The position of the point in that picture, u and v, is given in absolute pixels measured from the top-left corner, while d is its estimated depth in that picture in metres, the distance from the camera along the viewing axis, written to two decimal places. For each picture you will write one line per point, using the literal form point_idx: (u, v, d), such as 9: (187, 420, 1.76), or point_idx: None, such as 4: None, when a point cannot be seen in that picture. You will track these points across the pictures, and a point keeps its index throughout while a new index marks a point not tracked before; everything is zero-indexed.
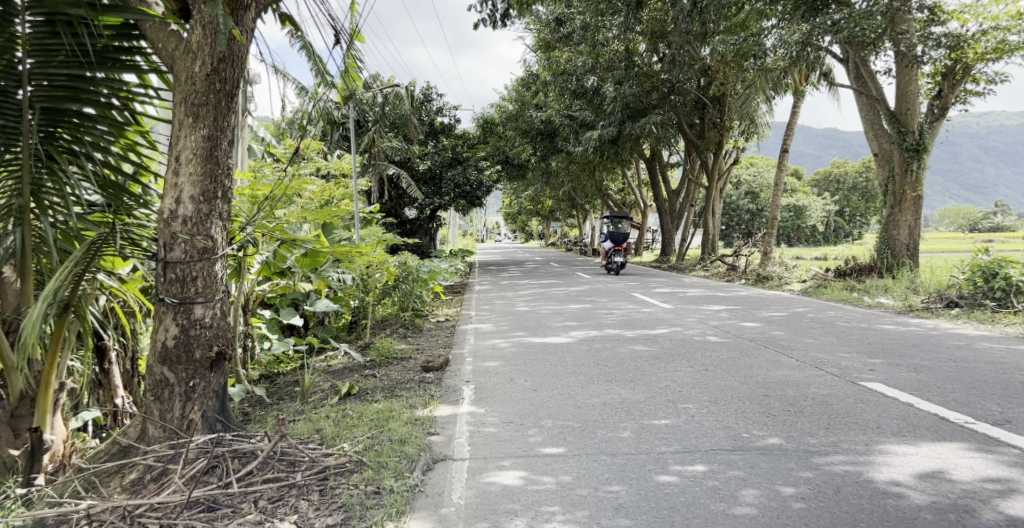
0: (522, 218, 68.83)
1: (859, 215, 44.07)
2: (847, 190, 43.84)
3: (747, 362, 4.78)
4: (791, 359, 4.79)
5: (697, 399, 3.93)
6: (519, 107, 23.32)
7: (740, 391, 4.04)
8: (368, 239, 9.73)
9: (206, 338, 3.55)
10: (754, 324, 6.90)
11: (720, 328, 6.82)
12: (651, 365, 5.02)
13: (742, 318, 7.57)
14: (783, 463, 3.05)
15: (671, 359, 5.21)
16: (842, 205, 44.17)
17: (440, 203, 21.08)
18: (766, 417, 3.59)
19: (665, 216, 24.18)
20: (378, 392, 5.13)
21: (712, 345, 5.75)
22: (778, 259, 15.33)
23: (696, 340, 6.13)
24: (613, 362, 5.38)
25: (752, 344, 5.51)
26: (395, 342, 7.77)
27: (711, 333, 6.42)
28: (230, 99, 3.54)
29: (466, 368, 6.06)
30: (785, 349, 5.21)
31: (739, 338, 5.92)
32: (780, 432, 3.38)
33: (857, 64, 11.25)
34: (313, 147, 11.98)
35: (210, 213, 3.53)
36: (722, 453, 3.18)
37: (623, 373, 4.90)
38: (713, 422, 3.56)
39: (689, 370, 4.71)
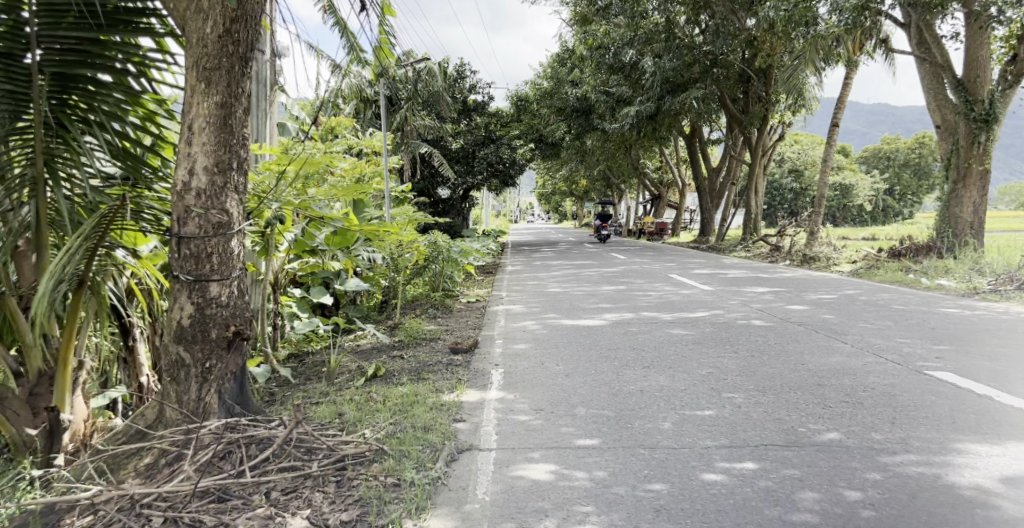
0: (557, 198, 68.38)
1: (910, 195, 42.64)
2: (897, 167, 42.43)
3: (795, 349, 4.49)
4: (844, 345, 4.48)
5: (744, 388, 3.66)
6: (555, 83, 22.91)
7: (791, 379, 3.75)
8: (399, 218, 9.55)
9: (223, 317, 3.36)
10: (801, 308, 6.56)
11: (765, 311, 6.49)
12: (691, 351, 4.74)
13: (788, 301, 7.22)
14: (845, 462, 2.77)
15: (711, 346, 4.92)
16: (892, 183, 42.73)
17: (472, 182, 20.84)
18: (822, 409, 3.30)
19: (705, 195, 23.64)
20: (404, 375, 4.96)
21: (756, 330, 5.44)
22: (825, 239, 14.81)
23: (737, 325, 5.82)
24: (650, 347, 5.11)
25: (800, 329, 5.19)
26: (425, 323, 7.60)
27: (755, 318, 6.10)
28: (244, 63, 3.34)
29: (495, 351, 5.84)
30: (837, 334, 4.88)
31: (786, 323, 5.56)
32: (839, 426, 3.10)
33: (921, 28, 10.66)
34: (343, 124, 11.81)
35: (226, 185, 3.34)
36: (775, 449, 2.91)
37: (660, 359, 4.64)
38: (761, 415, 3.29)
39: (734, 357, 4.42)
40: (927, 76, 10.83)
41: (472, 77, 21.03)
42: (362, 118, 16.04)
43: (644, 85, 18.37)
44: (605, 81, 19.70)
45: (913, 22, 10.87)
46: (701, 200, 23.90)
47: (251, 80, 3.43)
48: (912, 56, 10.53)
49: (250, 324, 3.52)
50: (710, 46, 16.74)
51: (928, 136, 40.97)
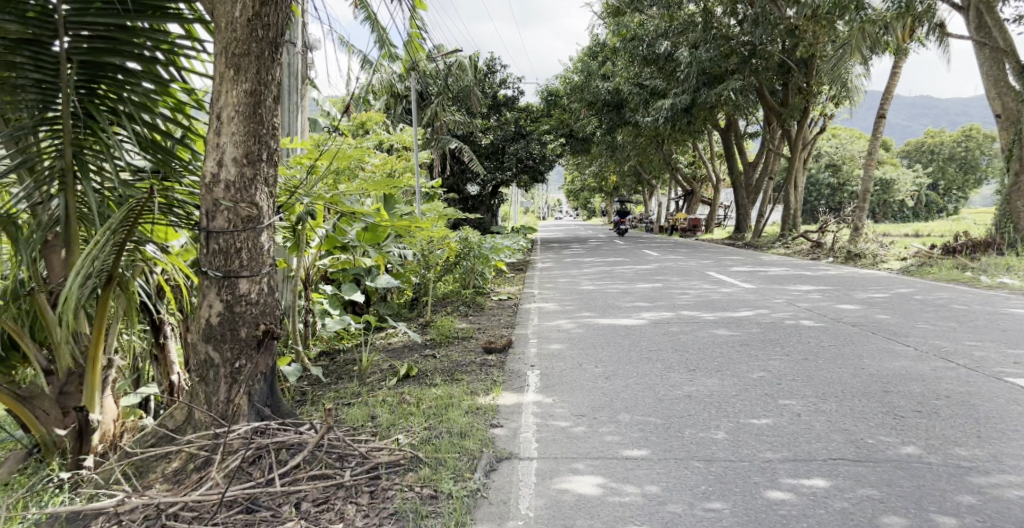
0: (586, 195, 67.96)
1: (956, 190, 41.46)
2: (941, 161, 41.34)
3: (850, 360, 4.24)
4: (905, 353, 4.22)
5: (802, 396, 3.48)
6: (585, 77, 22.64)
7: (854, 386, 3.56)
8: (429, 215, 9.43)
9: (252, 315, 3.21)
10: (850, 313, 6.29)
11: (812, 316, 6.22)
12: (738, 357, 4.52)
13: (836, 304, 6.94)
14: (931, 482, 2.56)
15: (759, 353, 4.69)
16: (936, 177, 41.60)
17: (502, 178, 20.70)
18: (894, 420, 3.09)
19: (741, 190, 23.21)
20: (438, 376, 4.80)
21: (805, 337, 5.19)
22: (871, 236, 14.45)
23: (785, 331, 5.57)
24: (694, 350, 4.89)
25: (854, 336, 4.93)
26: (457, 321, 7.44)
27: (802, 324, 5.85)
28: (274, 49, 3.19)
29: (530, 351, 5.65)
30: (895, 340, 4.63)
31: (837, 323, 5.56)
32: (916, 439, 2.89)
33: (982, 12, 10.26)
34: (374, 120, 11.71)
35: (256, 177, 3.20)
36: (846, 464, 2.72)
37: (706, 365, 4.42)
38: (823, 427, 3.07)
39: (786, 364, 4.29)
40: (986, 63, 10.37)
41: (502, 72, 20.89)
42: (393, 113, 15.99)
43: (679, 77, 18.15)
44: (639, 74, 19.45)
45: (972, 7, 10.44)
46: (737, 195, 23.46)
47: (282, 67, 3.29)
48: (971, 41, 10.10)
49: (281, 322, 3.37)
50: (749, 36, 16.49)
51: (973, 129, 39.86)
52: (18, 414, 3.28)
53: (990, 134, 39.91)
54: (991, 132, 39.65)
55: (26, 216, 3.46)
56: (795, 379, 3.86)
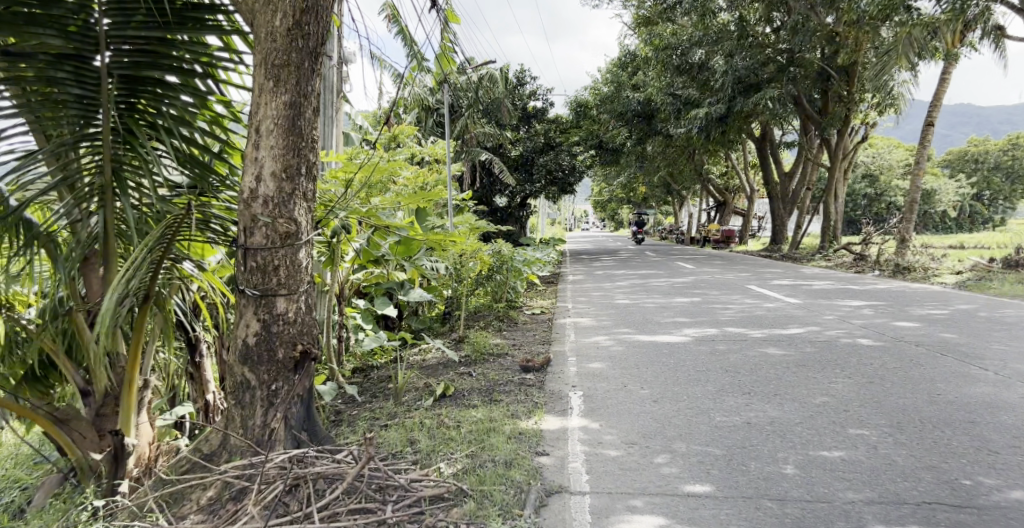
0: (613, 206, 67.65)
1: (1000, 200, 40.44)
2: (983, 171, 40.38)
3: (915, 398, 4.04)
4: (974, 396, 4.04)
5: (878, 425, 3.56)
6: (615, 88, 22.45)
7: (937, 415, 3.69)
8: (462, 228, 9.35)
9: (290, 336, 3.08)
10: (903, 341, 6.11)
11: (863, 345, 6.05)
12: (794, 388, 4.44)
13: (887, 330, 6.75)
14: None
15: (813, 384, 4.56)
16: (980, 188, 40.58)
17: (531, 190, 20.61)
18: (989, 457, 3.13)
19: (777, 201, 22.92)
20: (476, 395, 4.67)
21: (859, 366, 5.04)
22: (918, 249, 14.45)
23: (836, 360, 5.42)
24: (749, 377, 4.83)
25: (914, 370, 4.77)
26: (491, 336, 7.23)
27: (854, 352, 5.69)
28: (314, 59, 3.08)
29: (569, 370, 5.49)
30: (959, 379, 4.47)
31: (901, 345, 5.92)
32: (1017, 482, 2.89)
33: None
34: (406, 133, 11.72)
35: (294, 191, 3.08)
36: (942, 509, 2.71)
37: (761, 394, 4.34)
38: (898, 477, 2.98)
39: (853, 385, 4.47)
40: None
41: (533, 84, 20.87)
42: (425, 126, 16.00)
43: (714, 86, 18.22)
44: (672, 83, 19.40)
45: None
46: (773, 206, 23.17)
47: (321, 78, 3.17)
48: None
49: (318, 342, 3.24)
50: (789, 45, 16.69)
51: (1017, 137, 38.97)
52: (54, 437, 3.14)
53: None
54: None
55: (64, 233, 3.32)
56: (859, 416, 3.75)
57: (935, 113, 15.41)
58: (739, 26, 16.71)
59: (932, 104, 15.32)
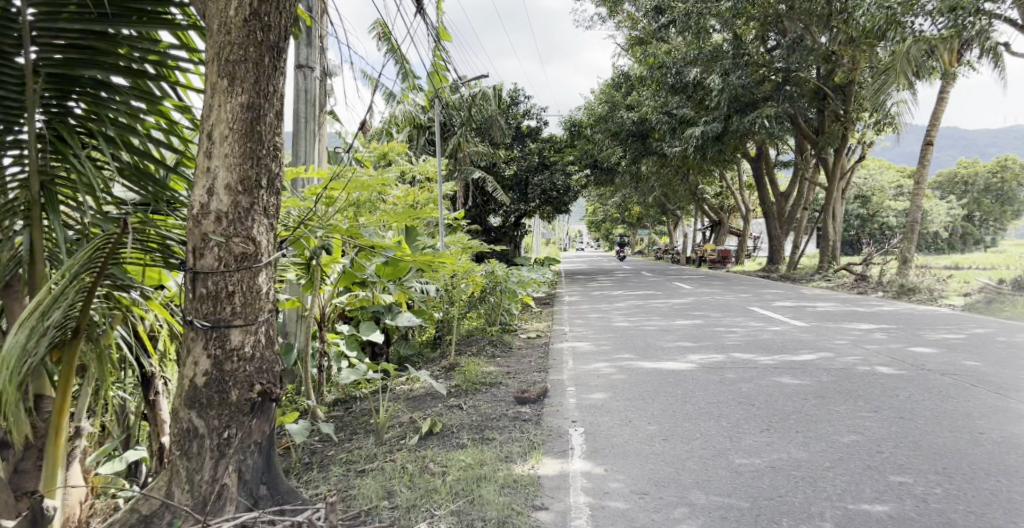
0: (607, 226, 67.34)
1: (991, 221, 40.52)
2: (975, 193, 40.51)
3: (955, 451, 3.65)
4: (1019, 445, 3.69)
5: (922, 471, 3.29)
6: (609, 108, 22.22)
7: (987, 460, 3.44)
8: (453, 248, 8.95)
9: (246, 374, 2.65)
10: (924, 371, 5.76)
11: (883, 375, 5.69)
12: (818, 425, 4.14)
13: (904, 358, 6.40)
14: None
15: (836, 423, 4.20)
16: (970, 209, 40.63)
17: (526, 210, 20.26)
18: None
19: (773, 221, 22.69)
20: (466, 433, 4.24)
21: (884, 402, 4.70)
22: (919, 270, 14.16)
23: (857, 391, 5.09)
24: (768, 412, 4.51)
25: (945, 411, 4.42)
26: (484, 364, 6.76)
27: (875, 383, 5.33)
28: (276, 55, 2.68)
29: (567, 402, 5.06)
30: (995, 419, 4.18)
31: (926, 375, 5.61)
32: None
33: None
34: (396, 151, 11.38)
35: (253, 206, 2.67)
36: None
37: (781, 433, 4.01)
38: None
39: (883, 422, 4.18)
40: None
41: (526, 103, 20.61)
42: (416, 144, 15.67)
43: (709, 105, 18.00)
44: (668, 103, 19.20)
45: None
46: (770, 227, 22.91)
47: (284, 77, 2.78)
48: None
49: (282, 379, 2.82)
50: (784, 63, 16.43)
51: (1007, 159, 39.36)
52: None
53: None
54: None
55: None
56: (895, 462, 3.42)
57: (933, 132, 15.25)
58: (733, 45, 16.55)
59: (931, 123, 15.20)
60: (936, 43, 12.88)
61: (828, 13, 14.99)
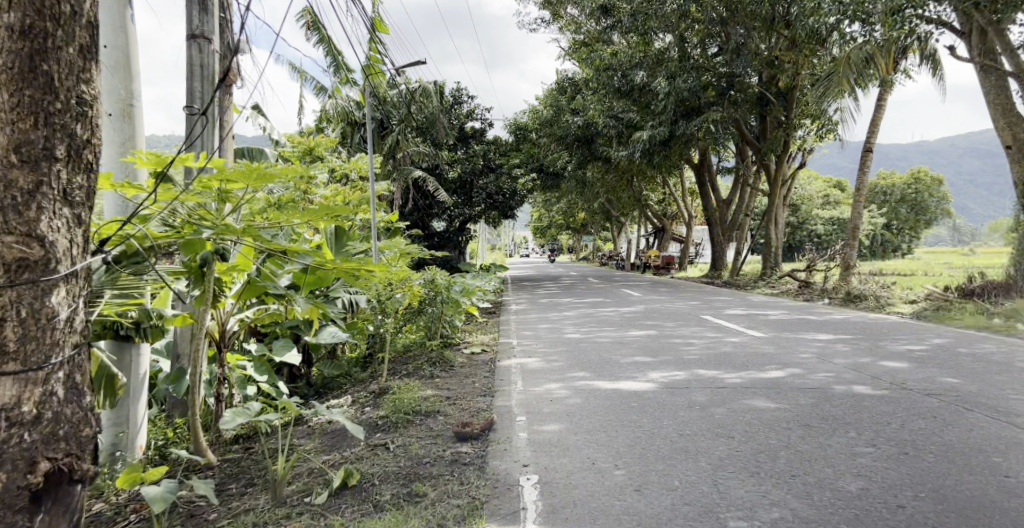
0: (552, 232, 67.15)
1: (909, 229, 42.11)
2: (894, 203, 41.90)
3: (984, 508, 2.98)
4: None
5: None
6: (554, 112, 21.66)
7: (1019, 519, 2.87)
8: (388, 255, 8.05)
9: (18, 457, 2.67)
10: (905, 389, 5.02)
11: (864, 393, 4.96)
12: (817, 465, 3.48)
13: (878, 373, 5.69)
14: None
15: (835, 462, 3.52)
16: (889, 218, 42.12)
17: (469, 214, 19.40)
18: None
19: (716, 227, 22.48)
20: (389, 487, 3.47)
21: (880, 429, 4.00)
22: (862, 277, 13.99)
23: (847, 412, 4.45)
24: (753, 446, 3.84)
25: (954, 442, 3.76)
26: (421, 387, 5.90)
27: (861, 404, 4.62)
28: (73, 19, 2.80)
29: (517, 437, 4.29)
30: (1012, 453, 3.61)
31: (909, 391, 5.03)
32: None
33: (995, 32, 9.91)
34: (324, 145, 10.39)
35: (37, 186, 2.71)
36: None
37: (775, 477, 3.32)
38: None
39: (889, 458, 3.55)
40: (993, 90, 10.43)
41: (469, 104, 19.81)
42: (350, 142, 14.73)
43: (655, 109, 17.59)
44: (612, 106, 18.75)
45: (974, 27, 10.42)
46: (713, 233, 22.66)
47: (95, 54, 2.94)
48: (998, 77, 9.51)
49: (85, 449, 2.87)
50: (729, 66, 16.12)
51: (923, 171, 41.00)
52: None
53: (936, 177, 41.12)
54: (937, 175, 40.81)
55: None
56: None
57: (872, 139, 15.11)
58: (680, 48, 16.19)
59: (870, 131, 15.07)
60: (877, 52, 12.80)
61: (771, 17, 14.72)
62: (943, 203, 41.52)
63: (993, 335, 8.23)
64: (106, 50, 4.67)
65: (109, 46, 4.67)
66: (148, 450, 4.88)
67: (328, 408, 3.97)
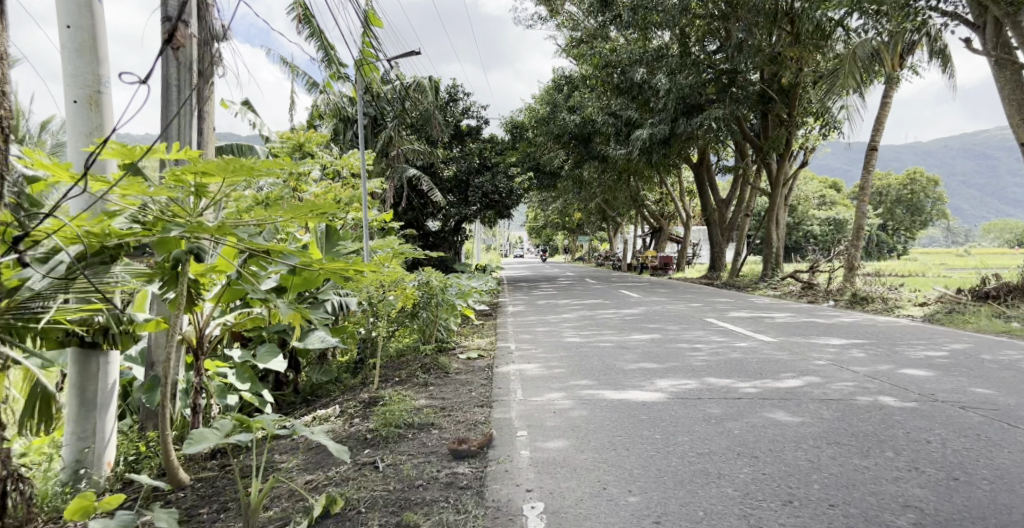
0: (547, 232, 66.74)
1: (905, 230, 41.83)
2: (890, 204, 41.68)
3: None
4: None
5: None
6: (551, 110, 21.29)
7: None
8: (380, 254, 7.63)
9: None
10: (937, 401, 4.67)
11: (893, 405, 4.60)
12: (854, 494, 3.16)
13: (904, 382, 5.32)
14: None
15: (874, 489, 3.20)
16: (885, 219, 41.89)
17: (466, 214, 18.96)
18: None
19: (715, 227, 22.12)
20: (378, 515, 3.15)
21: (920, 449, 3.66)
22: (866, 279, 13.64)
23: (880, 427, 4.10)
24: (781, 468, 3.51)
25: (1003, 466, 3.42)
26: (415, 397, 5.52)
27: (893, 418, 4.26)
28: None
29: (519, 455, 3.94)
30: None
31: (941, 402, 4.68)
32: None
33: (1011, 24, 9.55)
34: (313, 140, 9.97)
35: None
36: None
37: (811, 508, 3.04)
38: None
39: (933, 485, 3.23)
40: (1009, 84, 10.02)
41: (465, 101, 19.41)
42: (342, 139, 14.33)
43: (655, 106, 17.20)
44: (610, 103, 18.35)
45: (988, 20, 10.06)
46: (712, 233, 22.29)
47: None
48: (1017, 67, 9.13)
49: None
50: (730, 63, 15.75)
51: (919, 172, 40.77)
52: None
53: (932, 178, 40.90)
54: (933, 175, 40.59)
55: None
56: None
57: (877, 138, 14.78)
58: (680, 44, 15.81)
59: (874, 129, 14.72)
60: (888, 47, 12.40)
61: (775, 12, 14.36)
62: (939, 204, 41.32)
63: (1013, 341, 7.86)
64: (68, 31, 4.29)
65: (71, 26, 4.29)
66: (117, 467, 4.50)
67: (308, 428, 3.58)
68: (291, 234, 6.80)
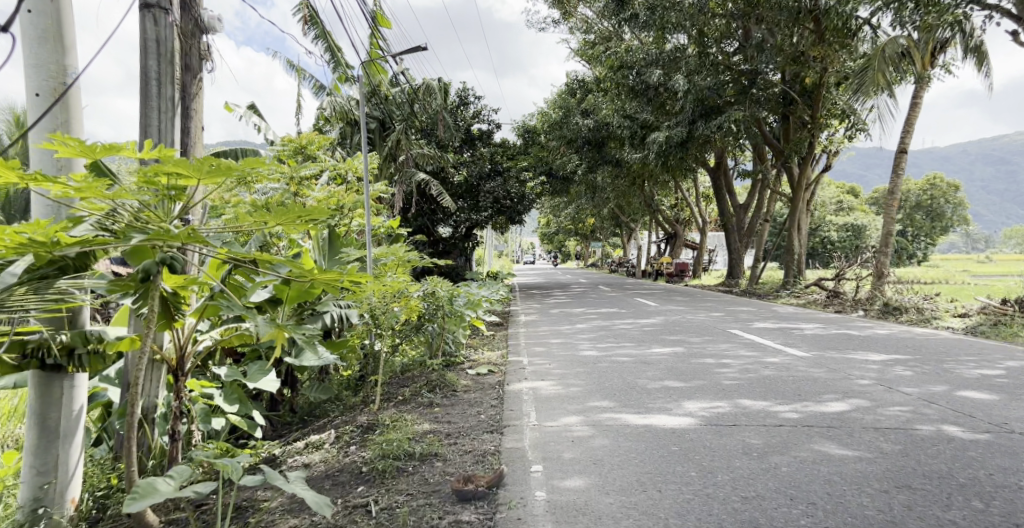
0: (560, 237, 66.13)
1: (924, 236, 41.01)
2: (909, 209, 40.89)
3: None
4: None
5: None
6: (564, 114, 20.73)
7: None
8: (384, 262, 7.12)
9: None
10: (1012, 432, 4.10)
11: (963, 437, 4.03)
12: None
13: (967, 408, 4.73)
14: None
15: None
16: (904, 224, 41.04)
17: (477, 219, 18.42)
18: None
19: (733, 234, 21.41)
20: None
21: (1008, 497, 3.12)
22: (896, 288, 12.97)
23: (952, 466, 3.55)
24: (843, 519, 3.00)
25: None
26: (419, 422, 4.96)
27: (967, 455, 3.70)
28: None
29: (535, 497, 3.45)
30: None
31: (1015, 433, 4.11)
32: None
33: None
34: (316, 142, 9.49)
35: None
36: None
37: None
38: None
39: None
40: None
41: (475, 104, 18.92)
42: (349, 144, 13.86)
43: (672, 109, 16.59)
44: (625, 106, 17.79)
45: None
46: (729, 239, 21.63)
47: None
48: None
49: None
50: (752, 63, 15.14)
51: (939, 177, 39.96)
52: None
53: (952, 183, 40.06)
54: (954, 181, 39.78)
55: None
56: None
57: (907, 140, 14.13)
58: (699, 45, 15.26)
59: (902, 130, 14.09)
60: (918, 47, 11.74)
61: (799, 10, 13.71)
62: (959, 210, 40.49)
63: None
64: (29, 16, 3.75)
65: (32, 10, 3.74)
66: (82, 503, 3.99)
67: (282, 477, 3.04)
68: (289, 242, 6.28)
